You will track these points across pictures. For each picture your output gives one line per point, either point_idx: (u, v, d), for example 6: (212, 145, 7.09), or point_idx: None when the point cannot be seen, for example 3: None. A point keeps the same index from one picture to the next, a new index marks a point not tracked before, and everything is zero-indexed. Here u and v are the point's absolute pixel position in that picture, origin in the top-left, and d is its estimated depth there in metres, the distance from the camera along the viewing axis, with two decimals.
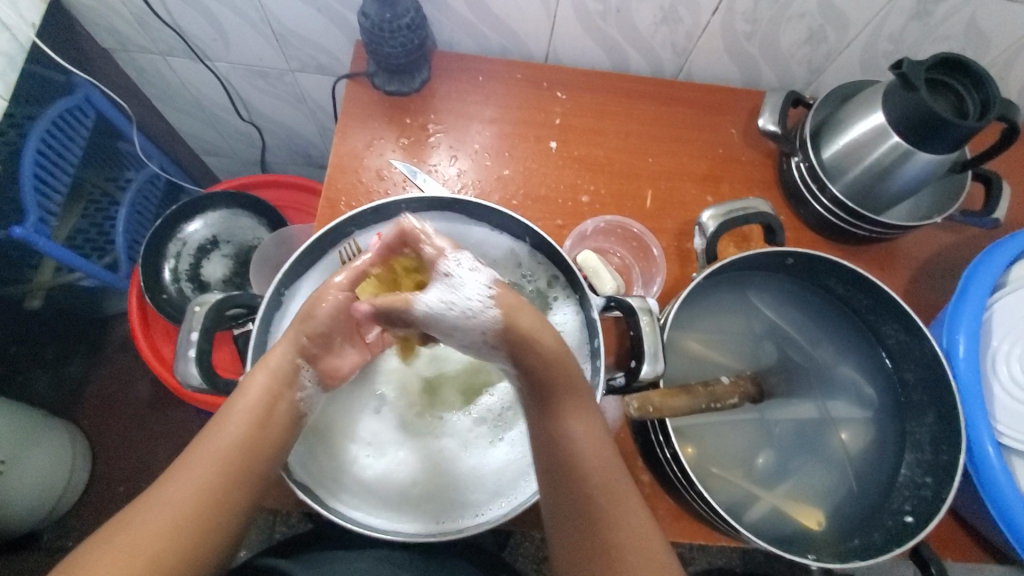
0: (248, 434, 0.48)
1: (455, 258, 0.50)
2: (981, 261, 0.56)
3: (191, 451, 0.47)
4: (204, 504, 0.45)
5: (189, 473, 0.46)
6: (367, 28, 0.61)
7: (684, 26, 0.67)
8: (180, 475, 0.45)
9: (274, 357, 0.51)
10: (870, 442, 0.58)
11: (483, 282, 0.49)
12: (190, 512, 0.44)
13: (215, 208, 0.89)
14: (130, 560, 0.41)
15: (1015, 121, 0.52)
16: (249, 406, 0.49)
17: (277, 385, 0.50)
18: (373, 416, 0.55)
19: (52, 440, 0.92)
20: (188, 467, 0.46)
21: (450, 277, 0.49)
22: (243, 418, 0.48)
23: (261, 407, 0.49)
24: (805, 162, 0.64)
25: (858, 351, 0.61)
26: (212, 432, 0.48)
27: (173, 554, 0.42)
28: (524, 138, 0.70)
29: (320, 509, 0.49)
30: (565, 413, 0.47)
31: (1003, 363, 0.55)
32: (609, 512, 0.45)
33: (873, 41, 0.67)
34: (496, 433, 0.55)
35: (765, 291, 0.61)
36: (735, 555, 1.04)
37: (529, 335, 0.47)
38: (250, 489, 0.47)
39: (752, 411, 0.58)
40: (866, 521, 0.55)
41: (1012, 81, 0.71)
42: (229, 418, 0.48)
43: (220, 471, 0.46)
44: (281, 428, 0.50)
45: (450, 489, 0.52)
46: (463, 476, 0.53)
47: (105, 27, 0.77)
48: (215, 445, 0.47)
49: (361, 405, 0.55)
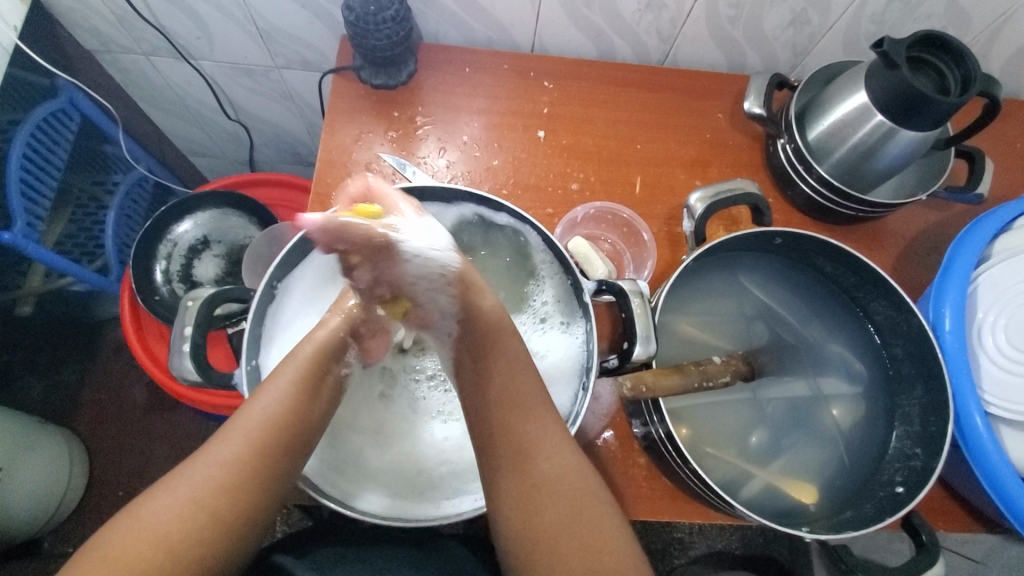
0: (295, 400, 0.48)
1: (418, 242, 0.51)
2: (965, 235, 0.57)
3: (237, 414, 0.46)
4: (253, 468, 0.44)
5: (235, 436, 0.45)
6: (351, 21, 0.61)
7: (668, 13, 0.67)
8: (231, 436, 0.45)
9: (319, 334, 0.53)
10: (860, 417, 0.59)
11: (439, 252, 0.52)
12: (244, 474, 0.44)
13: (204, 208, 0.89)
14: (190, 517, 0.41)
15: (994, 96, 0.53)
16: (301, 371, 0.49)
17: (326, 359, 0.52)
18: (384, 404, 0.59)
19: (49, 446, 0.92)
20: (236, 428, 0.45)
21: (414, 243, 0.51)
22: (287, 386, 0.48)
23: (314, 375, 0.50)
24: (791, 144, 0.64)
25: (848, 329, 0.61)
26: (257, 396, 0.47)
27: (231, 515, 0.42)
28: (512, 128, 0.70)
29: (332, 505, 0.48)
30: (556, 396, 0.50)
31: (989, 334, 0.55)
32: (591, 521, 0.44)
33: (856, 23, 0.67)
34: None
35: (755, 272, 0.62)
36: (734, 538, 1.06)
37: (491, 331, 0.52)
38: (302, 453, 0.48)
39: (744, 390, 0.59)
40: (857, 495, 0.56)
41: (994, 58, 0.72)
42: (275, 385, 0.48)
43: (271, 434, 0.46)
44: (322, 400, 0.50)
45: (450, 477, 0.55)
46: (464, 461, 0.56)
47: (87, 28, 0.76)
48: (259, 409, 0.46)
49: (370, 398, 0.59)
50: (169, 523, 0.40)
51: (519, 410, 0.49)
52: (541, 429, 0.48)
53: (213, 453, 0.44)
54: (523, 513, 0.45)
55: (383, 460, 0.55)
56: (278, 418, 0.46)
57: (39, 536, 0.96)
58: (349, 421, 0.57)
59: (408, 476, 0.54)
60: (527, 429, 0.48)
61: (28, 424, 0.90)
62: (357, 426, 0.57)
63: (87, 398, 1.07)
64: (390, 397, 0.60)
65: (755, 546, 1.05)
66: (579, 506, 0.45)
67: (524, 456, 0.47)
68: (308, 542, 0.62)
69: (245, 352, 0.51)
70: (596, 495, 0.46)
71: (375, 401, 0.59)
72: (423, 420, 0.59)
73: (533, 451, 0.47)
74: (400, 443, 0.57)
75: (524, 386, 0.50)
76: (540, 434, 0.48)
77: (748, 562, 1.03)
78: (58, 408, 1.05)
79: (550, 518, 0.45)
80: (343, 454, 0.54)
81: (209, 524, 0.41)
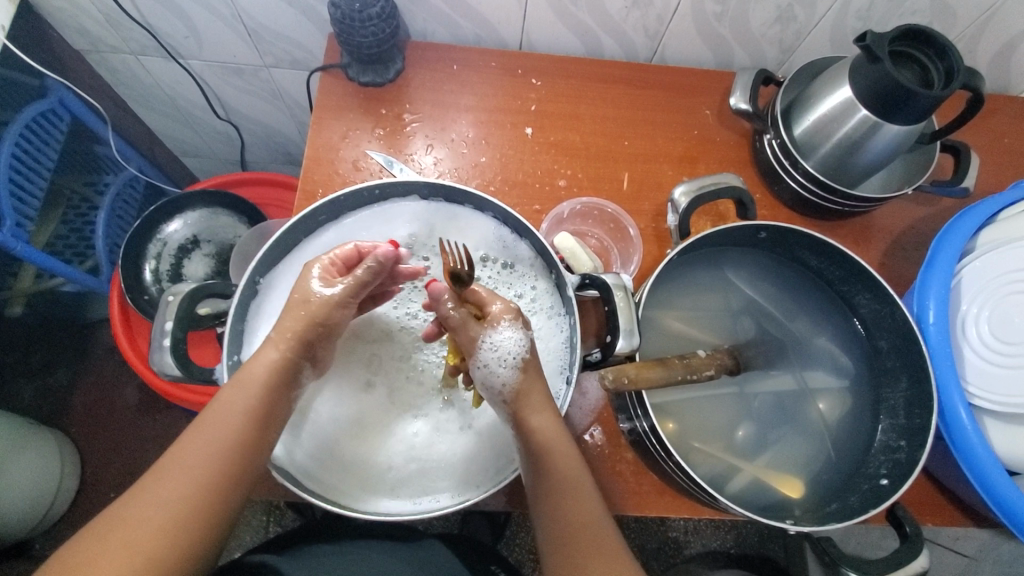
0: (251, 421, 0.45)
1: (498, 353, 0.48)
2: (949, 227, 0.57)
3: (185, 441, 0.44)
4: (201, 503, 0.42)
5: (180, 470, 0.42)
6: (337, 18, 0.61)
7: (654, 10, 0.67)
8: (175, 469, 0.42)
9: (267, 351, 0.48)
10: (846, 411, 0.59)
11: (514, 353, 0.48)
12: (194, 510, 0.41)
13: (193, 208, 0.89)
14: (126, 559, 0.38)
15: (979, 90, 0.53)
16: (261, 386, 0.46)
17: (284, 377, 0.48)
18: (366, 393, 0.56)
19: (37, 448, 0.91)
20: (182, 458, 0.43)
21: (495, 344, 0.48)
22: (239, 413, 0.45)
23: (277, 389, 0.47)
24: (777, 139, 0.65)
25: (833, 323, 0.62)
26: (206, 421, 0.45)
27: (171, 554, 0.39)
28: (500, 125, 0.70)
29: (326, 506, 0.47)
30: (543, 403, 0.48)
31: (973, 325, 0.56)
32: (587, 528, 0.45)
33: (841, 18, 0.68)
34: (465, 415, 0.56)
35: (741, 268, 0.62)
36: (729, 536, 1.06)
37: (522, 391, 0.48)
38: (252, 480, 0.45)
39: (730, 384, 0.59)
40: (843, 488, 0.56)
41: (981, 54, 0.72)
42: (225, 414, 0.45)
43: (218, 462, 0.43)
44: (277, 429, 0.47)
45: (421, 476, 0.53)
46: (435, 461, 0.53)
47: (75, 28, 0.76)
48: (206, 438, 0.44)
49: (350, 385, 0.56)
50: (102, 566, 0.37)
51: (528, 418, 0.47)
52: (548, 435, 0.47)
53: (157, 489, 0.41)
54: (552, 516, 0.46)
55: (358, 449, 0.53)
56: (230, 449, 0.44)
57: (30, 539, 0.96)
58: (333, 411, 0.55)
59: (371, 469, 0.53)
60: (533, 435, 0.47)
61: (16, 425, 0.89)
62: (335, 415, 0.55)
63: (79, 399, 1.06)
64: (373, 388, 0.56)
65: (749, 545, 1.05)
66: (576, 524, 0.45)
67: (542, 455, 0.46)
68: (296, 539, 0.63)
69: (228, 347, 0.51)
70: (587, 502, 0.46)
71: (359, 390, 0.56)
72: (399, 416, 0.55)
73: (537, 463, 0.47)
74: (365, 433, 0.54)
75: (541, 407, 0.48)
76: (547, 439, 0.47)
77: (743, 560, 1.03)
78: (48, 410, 1.04)
79: (548, 523, 0.46)
80: (326, 447, 0.53)
81: (146, 567, 0.38)
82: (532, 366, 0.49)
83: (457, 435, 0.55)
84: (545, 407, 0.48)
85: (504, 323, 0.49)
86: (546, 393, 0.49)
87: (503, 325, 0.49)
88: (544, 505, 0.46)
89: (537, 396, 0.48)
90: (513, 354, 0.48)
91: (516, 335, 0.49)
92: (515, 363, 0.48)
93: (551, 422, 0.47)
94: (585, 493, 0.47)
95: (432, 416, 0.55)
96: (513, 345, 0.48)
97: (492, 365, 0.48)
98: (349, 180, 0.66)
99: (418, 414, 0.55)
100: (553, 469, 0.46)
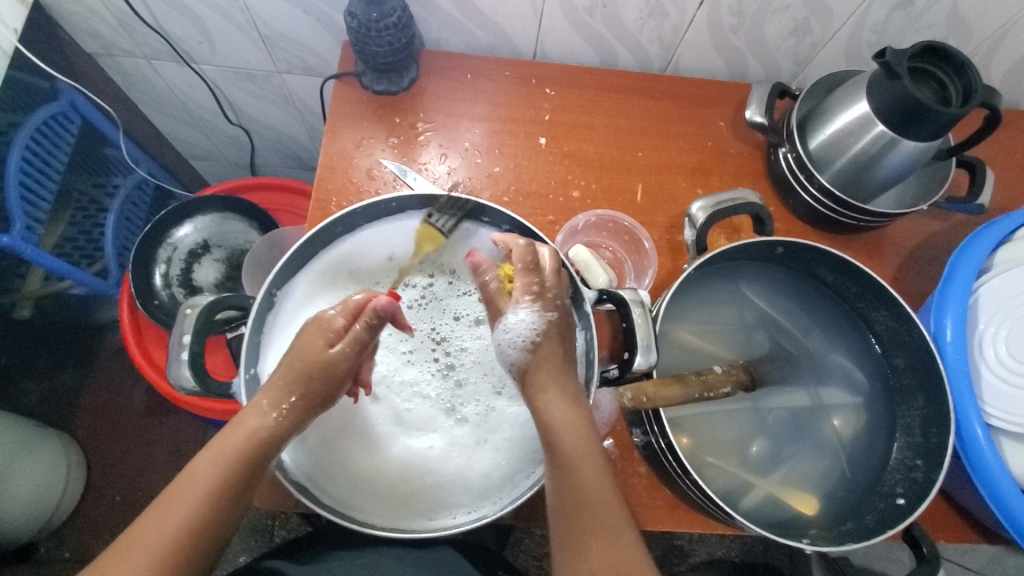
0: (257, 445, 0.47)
1: (508, 331, 0.51)
2: (967, 245, 0.57)
3: (197, 462, 0.46)
4: (181, 547, 0.42)
5: (189, 489, 0.44)
6: (353, 27, 0.61)
7: (670, 21, 0.67)
8: (185, 490, 0.44)
9: (251, 417, 0.47)
10: (860, 426, 0.59)
11: (521, 337, 0.51)
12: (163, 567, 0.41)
13: (204, 212, 0.89)
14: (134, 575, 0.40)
15: (996, 107, 0.53)
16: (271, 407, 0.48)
17: (326, 380, 0.49)
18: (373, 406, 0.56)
19: (47, 449, 0.92)
20: (192, 478, 0.45)
21: (506, 326, 0.51)
22: (215, 468, 0.45)
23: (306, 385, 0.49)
24: (792, 153, 0.64)
25: (847, 338, 0.62)
26: (221, 439, 0.47)
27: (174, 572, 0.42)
28: (514, 135, 0.70)
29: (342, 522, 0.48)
30: (560, 396, 0.49)
31: (990, 345, 0.55)
32: (607, 525, 0.45)
33: (858, 32, 0.67)
34: (480, 432, 0.55)
35: (756, 282, 0.62)
36: (734, 545, 1.06)
37: (541, 367, 0.50)
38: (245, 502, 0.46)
39: (745, 399, 0.59)
40: (858, 506, 0.56)
41: (995, 69, 0.72)
42: (195, 475, 0.45)
43: (225, 486, 0.45)
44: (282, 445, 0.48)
45: (436, 489, 0.53)
46: (450, 476, 0.53)
47: (88, 32, 0.76)
48: (213, 461, 0.46)
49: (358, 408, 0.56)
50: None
51: (549, 409, 0.48)
52: (567, 426, 0.48)
53: (135, 544, 0.42)
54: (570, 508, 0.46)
55: (370, 463, 0.54)
56: (201, 506, 0.44)
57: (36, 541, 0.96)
58: (345, 425, 0.55)
59: (386, 482, 0.53)
60: (554, 426, 0.48)
61: (25, 428, 0.89)
62: (344, 429, 0.55)
63: (85, 400, 1.06)
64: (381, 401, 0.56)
65: (754, 554, 1.05)
66: (592, 515, 0.45)
67: (559, 447, 0.47)
68: (311, 549, 0.63)
69: (245, 359, 0.51)
70: (602, 499, 0.46)
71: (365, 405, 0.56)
72: (413, 431, 0.55)
73: (558, 453, 0.47)
74: (377, 446, 0.54)
75: (563, 398, 0.49)
76: (568, 429, 0.48)
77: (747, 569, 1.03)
78: (54, 411, 1.04)
79: (565, 514, 0.46)
80: (335, 457, 0.53)
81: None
82: (540, 358, 0.50)
83: (471, 451, 0.54)
84: (565, 399, 0.49)
85: (519, 304, 0.51)
86: (566, 377, 0.50)
87: (518, 307, 0.51)
88: (560, 496, 0.46)
89: (554, 388, 0.49)
90: (522, 338, 0.50)
91: (529, 320, 0.50)
92: (523, 346, 0.51)
93: (572, 417, 0.48)
94: (604, 489, 0.46)
95: (447, 433, 0.55)
96: (524, 328, 0.50)
97: (501, 341, 0.51)
98: (362, 189, 0.66)
99: (430, 427, 0.55)
100: (573, 461, 0.46)
